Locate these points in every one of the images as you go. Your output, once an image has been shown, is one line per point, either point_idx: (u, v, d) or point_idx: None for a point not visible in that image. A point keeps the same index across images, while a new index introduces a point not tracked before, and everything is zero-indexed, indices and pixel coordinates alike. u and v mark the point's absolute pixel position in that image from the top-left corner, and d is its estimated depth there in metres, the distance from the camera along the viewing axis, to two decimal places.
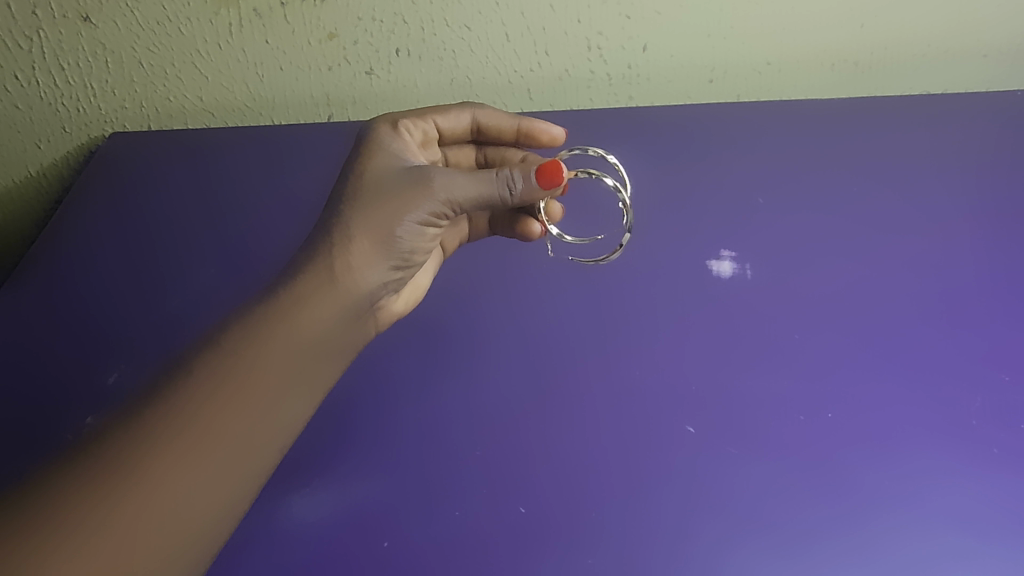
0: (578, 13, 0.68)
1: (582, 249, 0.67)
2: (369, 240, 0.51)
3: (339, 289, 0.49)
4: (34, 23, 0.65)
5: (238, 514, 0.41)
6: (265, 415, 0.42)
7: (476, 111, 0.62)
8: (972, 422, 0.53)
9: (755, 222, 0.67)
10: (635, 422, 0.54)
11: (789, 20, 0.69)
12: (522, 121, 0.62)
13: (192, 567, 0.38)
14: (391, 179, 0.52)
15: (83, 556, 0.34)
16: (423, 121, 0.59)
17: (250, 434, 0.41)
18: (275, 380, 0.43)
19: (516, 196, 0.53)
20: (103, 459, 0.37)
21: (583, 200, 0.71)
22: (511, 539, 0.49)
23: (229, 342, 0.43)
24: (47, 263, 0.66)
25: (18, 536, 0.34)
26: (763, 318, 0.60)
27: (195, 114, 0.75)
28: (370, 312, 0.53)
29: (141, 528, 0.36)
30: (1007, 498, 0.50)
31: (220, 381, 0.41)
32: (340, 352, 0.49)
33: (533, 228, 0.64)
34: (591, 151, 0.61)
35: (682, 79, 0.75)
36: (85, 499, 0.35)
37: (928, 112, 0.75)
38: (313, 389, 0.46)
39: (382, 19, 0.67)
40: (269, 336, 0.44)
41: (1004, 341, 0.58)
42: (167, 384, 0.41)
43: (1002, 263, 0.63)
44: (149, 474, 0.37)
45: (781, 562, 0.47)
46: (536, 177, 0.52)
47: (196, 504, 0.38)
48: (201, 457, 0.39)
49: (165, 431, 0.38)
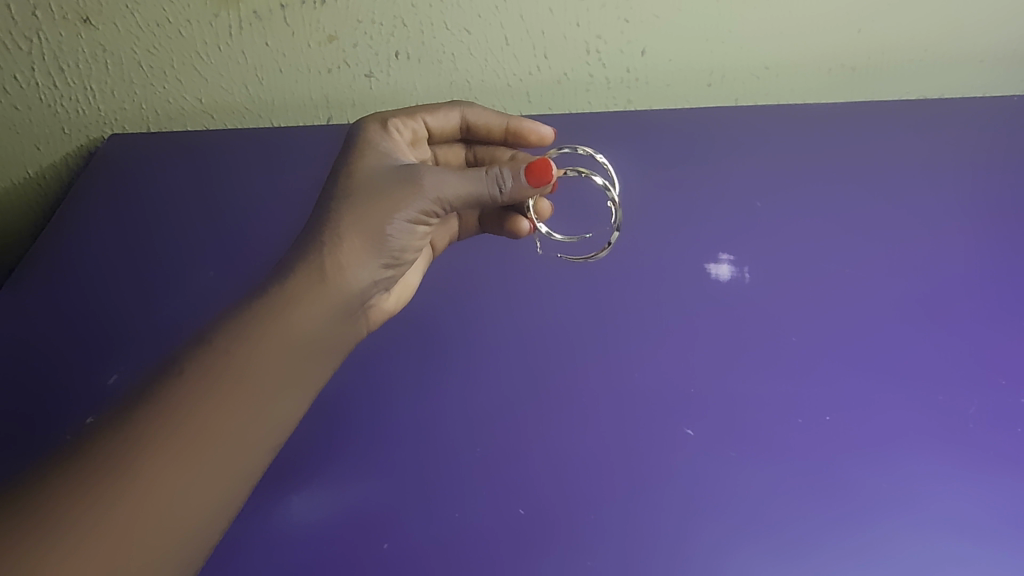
0: (577, 17, 0.68)
1: (572, 248, 0.67)
2: (359, 238, 0.51)
3: (329, 288, 0.49)
4: (34, 24, 0.65)
5: (231, 513, 0.41)
6: (258, 413, 0.42)
7: (465, 109, 0.62)
8: (968, 425, 0.53)
9: (753, 226, 0.67)
10: (634, 424, 0.54)
11: (787, 24, 0.70)
12: (511, 120, 0.62)
13: (186, 567, 0.38)
14: (380, 178, 0.52)
15: (79, 555, 0.34)
16: (412, 120, 0.59)
17: (243, 432, 0.41)
18: (269, 377, 0.43)
19: (505, 194, 0.53)
20: (98, 459, 0.37)
21: (573, 198, 0.71)
22: (510, 540, 0.49)
23: (222, 341, 0.43)
24: (44, 265, 0.66)
25: (16, 537, 0.34)
26: (761, 319, 0.60)
27: (194, 116, 0.75)
28: (361, 310, 0.53)
29: (137, 527, 0.36)
30: (1005, 502, 0.50)
31: (212, 379, 0.41)
32: (332, 351, 0.49)
33: (521, 225, 0.64)
34: (581, 150, 0.62)
35: (680, 83, 0.75)
36: (81, 499, 0.35)
37: (925, 116, 0.75)
38: (305, 387, 0.46)
39: (381, 22, 0.67)
40: (262, 334, 0.44)
41: (1001, 346, 0.58)
42: (160, 383, 0.41)
43: (998, 267, 0.63)
44: (144, 473, 0.37)
45: (780, 566, 0.47)
46: (526, 176, 0.52)
47: (190, 502, 0.38)
48: (195, 454, 0.39)
49: (159, 430, 0.38)
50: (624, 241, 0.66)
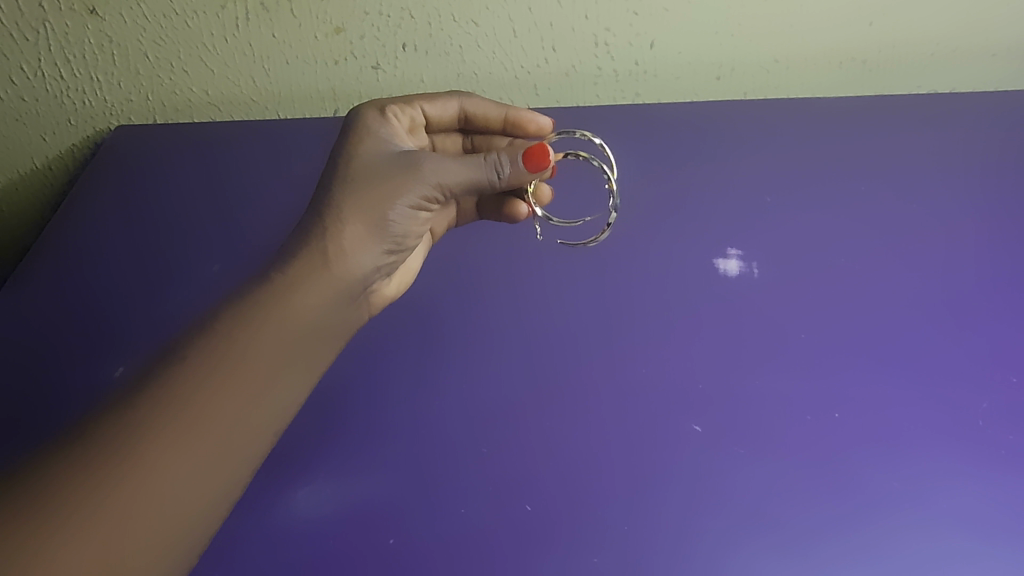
0: (585, 9, 0.67)
1: (571, 233, 0.67)
2: (360, 223, 0.50)
3: (332, 274, 0.49)
4: (40, 15, 0.65)
5: (232, 500, 0.40)
6: (259, 399, 0.42)
7: (464, 100, 0.62)
8: (979, 423, 0.53)
9: (762, 221, 0.66)
10: (640, 420, 0.54)
11: (798, 18, 0.69)
12: (509, 111, 0.62)
13: (186, 553, 0.38)
14: (381, 165, 0.52)
15: (79, 539, 0.34)
16: (411, 108, 0.59)
17: (243, 418, 0.41)
18: (268, 367, 0.43)
19: (503, 180, 0.53)
20: (100, 443, 0.36)
21: (573, 184, 0.70)
22: (516, 537, 0.48)
23: (223, 327, 0.43)
24: (47, 256, 0.66)
25: (17, 519, 0.33)
26: (771, 316, 0.59)
27: (201, 107, 0.75)
28: (363, 295, 0.53)
29: (137, 513, 0.35)
30: (1013, 499, 0.49)
31: (213, 364, 0.41)
32: (334, 337, 0.49)
33: (521, 209, 0.65)
34: (580, 135, 0.62)
35: (689, 76, 0.74)
36: (81, 483, 0.35)
37: (937, 112, 0.74)
38: (306, 373, 0.46)
39: (388, 13, 0.66)
40: (263, 322, 0.44)
41: (1011, 342, 0.57)
42: (161, 370, 0.40)
43: (1010, 265, 0.62)
44: (145, 458, 0.36)
45: (785, 562, 0.47)
46: (524, 162, 0.52)
47: (190, 488, 0.38)
48: (197, 440, 0.38)
49: (160, 415, 0.38)
50: (630, 235, 0.66)
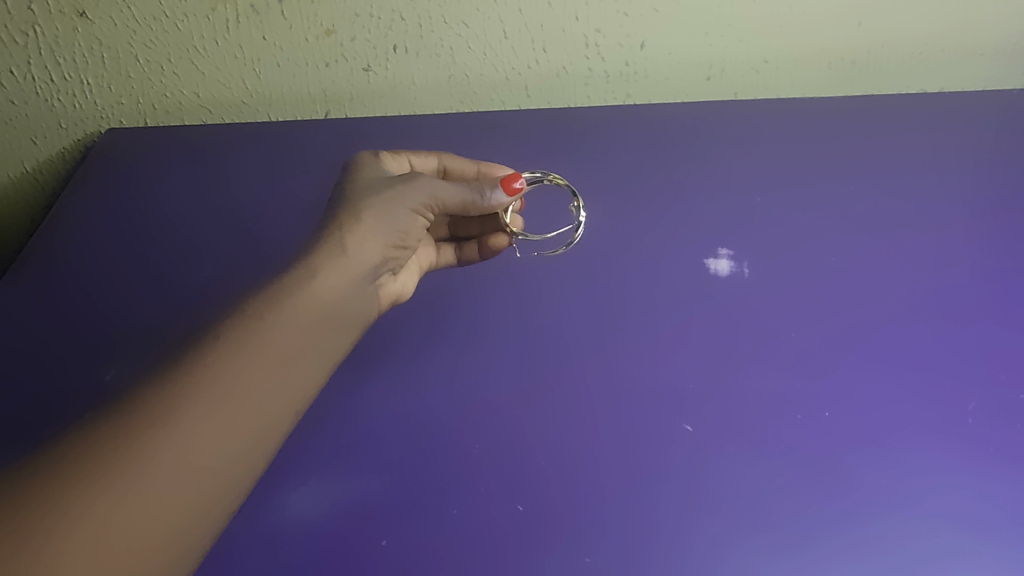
0: (576, 10, 0.67)
1: (545, 244, 0.66)
2: (373, 218, 0.53)
3: (351, 260, 0.51)
4: (30, 18, 0.65)
5: (257, 469, 0.42)
6: (282, 371, 0.44)
7: (443, 157, 0.63)
8: (967, 421, 0.53)
9: (755, 221, 0.67)
10: (633, 421, 0.54)
11: (789, 18, 0.69)
12: (482, 166, 0.64)
13: (213, 511, 0.39)
14: (382, 180, 0.56)
15: (111, 479, 0.35)
16: (398, 156, 0.61)
17: (267, 387, 0.42)
18: (291, 344, 0.45)
19: (487, 199, 0.58)
20: (137, 401, 0.38)
21: (544, 201, 0.70)
22: (511, 537, 0.49)
23: (252, 306, 0.45)
24: (42, 256, 0.66)
25: (61, 459, 0.35)
26: (763, 317, 0.60)
27: (192, 110, 0.75)
28: (373, 285, 0.54)
29: (166, 463, 0.37)
30: (1004, 499, 0.50)
31: (242, 336, 0.42)
32: (345, 327, 0.51)
33: (501, 240, 0.65)
34: (550, 177, 0.67)
35: (680, 77, 0.74)
36: (117, 433, 0.36)
37: (925, 113, 0.75)
38: (323, 356, 0.47)
39: (379, 15, 0.66)
40: (288, 303, 0.46)
41: (1001, 341, 0.58)
42: (193, 343, 0.42)
43: (1002, 265, 0.63)
44: (176, 414, 0.38)
45: (778, 561, 0.47)
46: (503, 188, 0.58)
47: (215, 447, 0.39)
48: (224, 405, 0.40)
49: (192, 379, 0.40)
50: (622, 236, 0.66)
